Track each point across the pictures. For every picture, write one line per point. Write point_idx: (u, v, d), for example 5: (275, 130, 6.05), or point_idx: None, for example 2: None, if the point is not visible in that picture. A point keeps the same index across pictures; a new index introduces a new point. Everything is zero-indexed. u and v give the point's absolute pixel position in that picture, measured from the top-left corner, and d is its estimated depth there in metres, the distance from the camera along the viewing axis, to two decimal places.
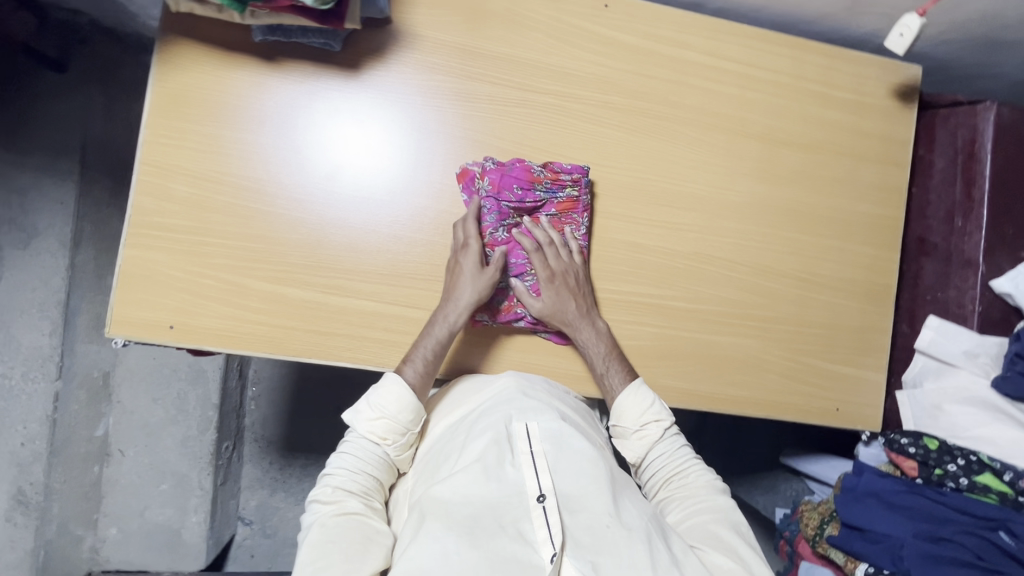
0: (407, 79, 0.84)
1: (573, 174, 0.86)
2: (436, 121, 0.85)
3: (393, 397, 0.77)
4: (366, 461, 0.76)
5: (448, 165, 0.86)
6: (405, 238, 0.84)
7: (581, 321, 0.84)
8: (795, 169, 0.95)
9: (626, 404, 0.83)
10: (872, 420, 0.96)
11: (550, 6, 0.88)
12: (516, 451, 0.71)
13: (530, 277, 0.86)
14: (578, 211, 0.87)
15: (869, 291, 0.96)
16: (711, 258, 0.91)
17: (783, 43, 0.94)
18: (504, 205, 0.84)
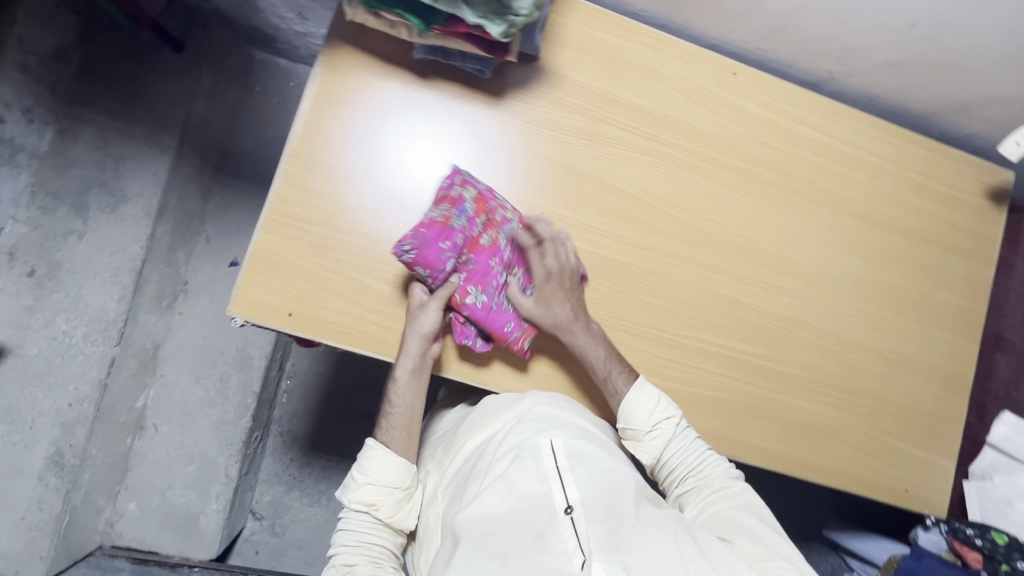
0: (540, 112, 0.88)
1: (456, 184, 0.81)
2: (556, 155, 0.89)
3: (381, 464, 0.79)
4: (366, 529, 0.79)
5: (567, 198, 0.89)
6: None
7: (575, 324, 0.83)
8: (889, 250, 0.98)
9: (635, 406, 0.82)
10: (938, 506, 0.97)
11: (684, 66, 0.93)
12: (544, 468, 0.72)
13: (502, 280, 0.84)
14: (492, 201, 0.83)
15: (945, 378, 0.99)
16: (802, 324, 0.94)
17: (892, 131, 0.99)
18: (449, 265, 0.79)
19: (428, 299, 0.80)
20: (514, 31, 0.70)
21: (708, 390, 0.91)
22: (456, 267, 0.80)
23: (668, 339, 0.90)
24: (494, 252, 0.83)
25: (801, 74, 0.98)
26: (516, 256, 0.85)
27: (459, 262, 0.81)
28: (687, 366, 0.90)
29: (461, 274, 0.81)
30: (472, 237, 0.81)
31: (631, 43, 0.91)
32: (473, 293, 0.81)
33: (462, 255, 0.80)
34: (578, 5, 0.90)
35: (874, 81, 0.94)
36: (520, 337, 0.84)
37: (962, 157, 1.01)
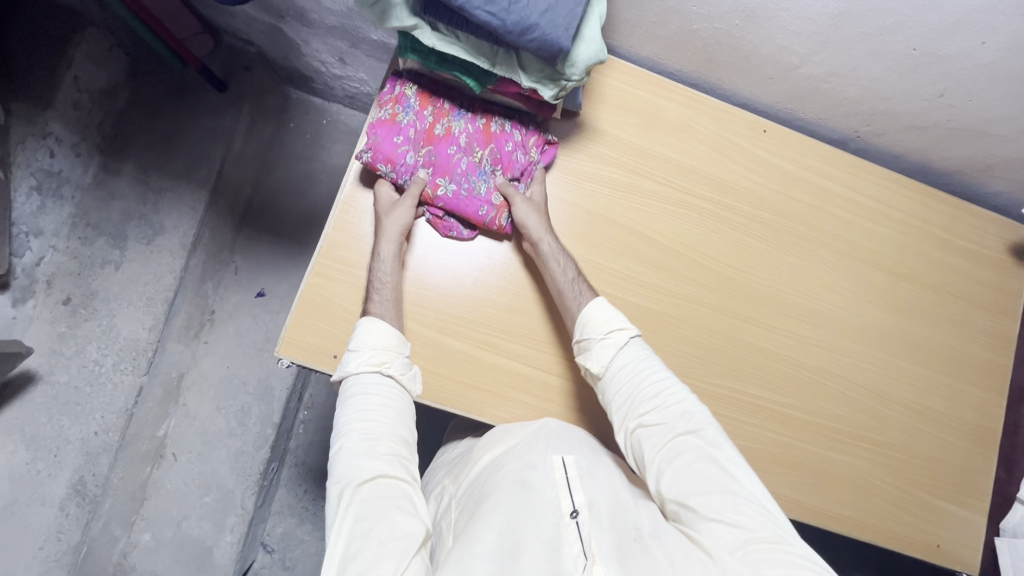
0: (579, 165, 0.92)
1: (395, 87, 0.80)
2: (595, 207, 0.92)
3: (379, 333, 0.76)
4: (380, 398, 0.73)
5: (604, 249, 0.92)
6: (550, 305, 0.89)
7: (542, 233, 0.82)
8: (916, 304, 1.00)
9: (592, 314, 0.80)
10: (970, 561, 0.96)
11: (717, 123, 0.96)
12: (551, 475, 0.73)
13: (467, 161, 0.81)
14: (437, 89, 0.81)
15: (975, 432, 0.99)
16: (833, 376, 0.96)
17: (917, 189, 1.02)
18: (412, 158, 0.79)
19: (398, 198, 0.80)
20: (564, 94, 0.74)
21: (740, 440, 0.91)
22: (419, 162, 0.80)
23: (702, 387, 0.92)
24: (451, 140, 0.81)
25: (828, 133, 1.01)
26: (475, 138, 0.82)
27: (420, 156, 0.80)
28: (720, 416, 0.92)
29: (426, 169, 0.80)
30: (426, 129, 0.80)
31: (667, 101, 0.95)
32: (442, 185, 0.80)
33: (421, 149, 0.80)
34: (618, 65, 0.94)
35: (900, 141, 0.98)
36: (494, 214, 0.82)
37: (984, 214, 1.04)
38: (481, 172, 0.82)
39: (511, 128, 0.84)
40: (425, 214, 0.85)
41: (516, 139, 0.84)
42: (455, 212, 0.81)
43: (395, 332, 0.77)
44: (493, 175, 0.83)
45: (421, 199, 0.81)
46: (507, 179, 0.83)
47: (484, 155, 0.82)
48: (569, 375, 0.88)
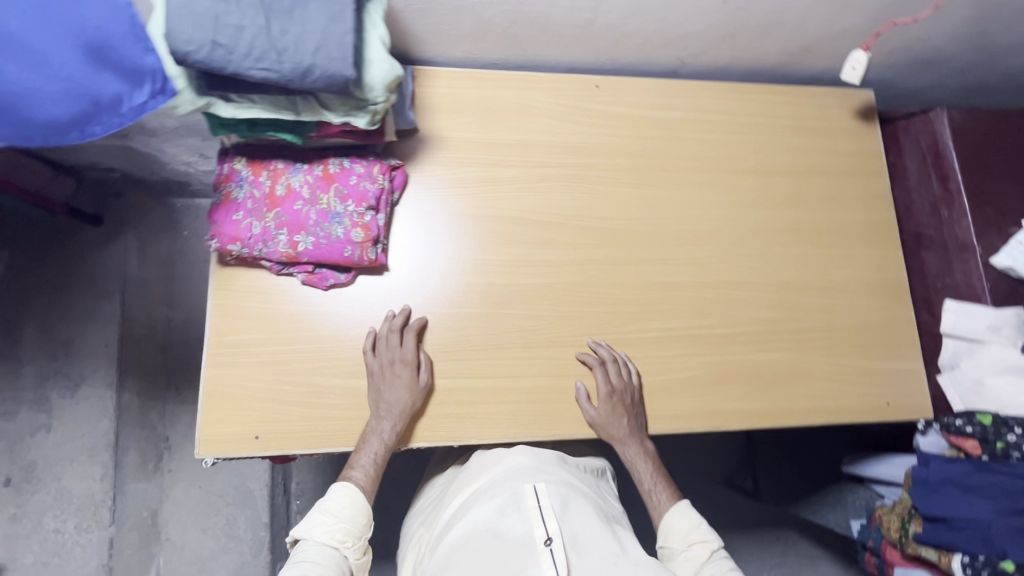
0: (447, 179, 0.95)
1: (226, 166, 0.83)
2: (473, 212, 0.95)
3: (346, 501, 0.81)
4: (326, 564, 0.75)
5: (488, 246, 0.94)
6: (450, 314, 0.91)
7: (628, 438, 0.89)
8: (790, 193, 1.05)
9: (675, 520, 0.87)
10: (921, 406, 1.00)
11: (549, 94, 1.00)
12: (524, 507, 0.74)
13: (314, 209, 0.82)
14: (265, 155, 0.83)
15: (884, 287, 1.04)
16: (738, 284, 0.99)
17: (754, 90, 1.07)
18: (259, 227, 0.81)
19: (400, 380, 0.84)
20: (379, 117, 0.77)
21: (673, 373, 0.94)
22: (269, 227, 0.81)
23: (621, 337, 0.94)
24: (293, 196, 0.82)
25: (656, 67, 1.06)
26: (316, 186, 0.83)
27: (268, 222, 0.81)
28: (647, 359, 0.94)
29: (278, 231, 0.82)
30: (265, 195, 0.82)
31: (496, 91, 0.99)
32: (300, 242, 0.82)
33: (267, 213, 0.81)
34: (438, 73, 0.97)
35: (719, 54, 1.03)
36: (360, 252, 0.83)
37: (823, 92, 1.10)
38: (333, 215, 0.83)
39: (350, 164, 0.85)
40: (297, 274, 0.85)
41: (358, 172, 0.84)
42: (318, 260, 0.82)
43: (361, 508, 0.81)
44: (344, 212, 0.83)
45: (285, 259, 0.83)
46: (361, 211, 0.84)
47: (329, 198, 0.83)
48: (493, 371, 0.90)
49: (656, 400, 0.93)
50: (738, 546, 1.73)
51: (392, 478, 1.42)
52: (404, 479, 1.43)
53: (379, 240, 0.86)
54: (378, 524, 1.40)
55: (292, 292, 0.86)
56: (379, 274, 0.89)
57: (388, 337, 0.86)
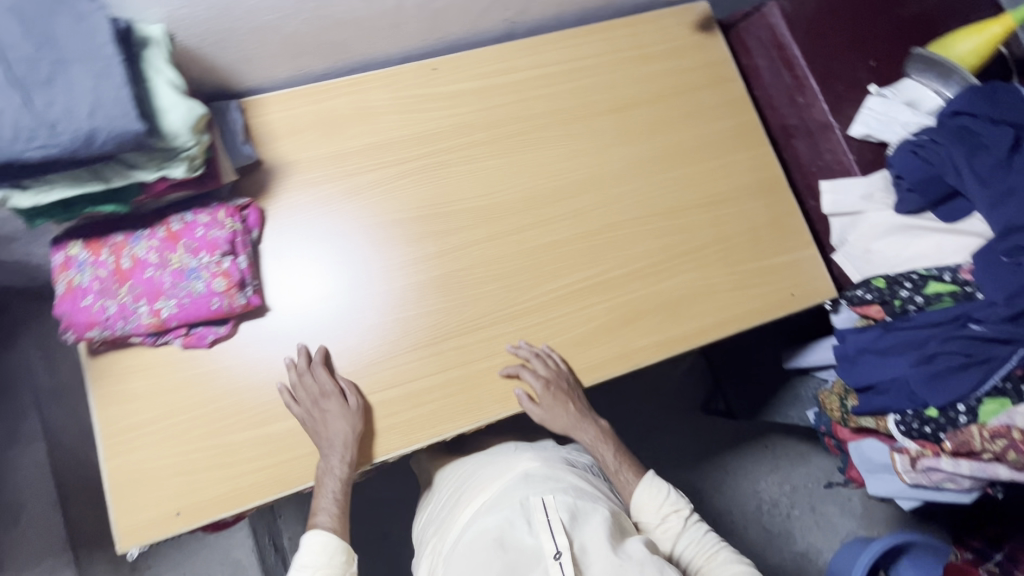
0: (339, 201, 0.94)
1: (61, 254, 0.78)
2: (374, 226, 0.94)
3: (316, 549, 0.82)
4: None
5: (394, 251, 0.94)
6: (367, 331, 0.90)
7: (575, 425, 0.94)
8: (651, 121, 1.05)
9: (644, 498, 0.94)
10: (825, 288, 1.03)
11: (389, 90, 0.98)
12: (533, 521, 0.82)
13: (168, 271, 0.79)
14: (102, 232, 0.80)
15: (763, 185, 1.06)
16: (623, 223, 1.00)
17: (592, 32, 1.07)
18: (115, 305, 0.78)
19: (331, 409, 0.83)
20: (198, 160, 0.75)
21: (581, 327, 0.94)
22: (126, 302, 0.78)
23: (523, 307, 0.94)
24: (142, 265, 0.79)
25: (490, 34, 1.05)
26: (163, 247, 0.80)
27: (122, 298, 0.78)
28: (552, 320, 0.94)
29: (136, 304, 0.78)
30: (111, 272, 0.78)
31: (334, 101, 0.96)
32: (162, 308, 0.79)
33: (119, 289, 0.78)
34: (268, 99, 0.94)
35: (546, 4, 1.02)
36: (228, 301, 0.81)
37: (659, 14, 1.10)
38: (188, 272, 0.80)
39: (192, 217, 0.81)
40: (173, 340, 0.83)
41: (203, 223, 0.81)
42: (188, 320, 0.80)
43: (337, 544, 0.83)
44: (200, 265, 0.80)
45: (153, 329, 0.79)
46: (217, 259, 0.81)
47: (180, 257, 0.80)
48: (403, 377, 0.89)
49: (571, 357, 0.93)
50: (727, 466, 1.78)
51: (375, 504, 1.41)
52: (387, 503, 1.42)
53: (248, 282, 0.84)
54: (373, 553, 1.38)
55: (173, 360, 0.83)
56: (259, 317, 0.87)
57: (303, 380, 0.84)
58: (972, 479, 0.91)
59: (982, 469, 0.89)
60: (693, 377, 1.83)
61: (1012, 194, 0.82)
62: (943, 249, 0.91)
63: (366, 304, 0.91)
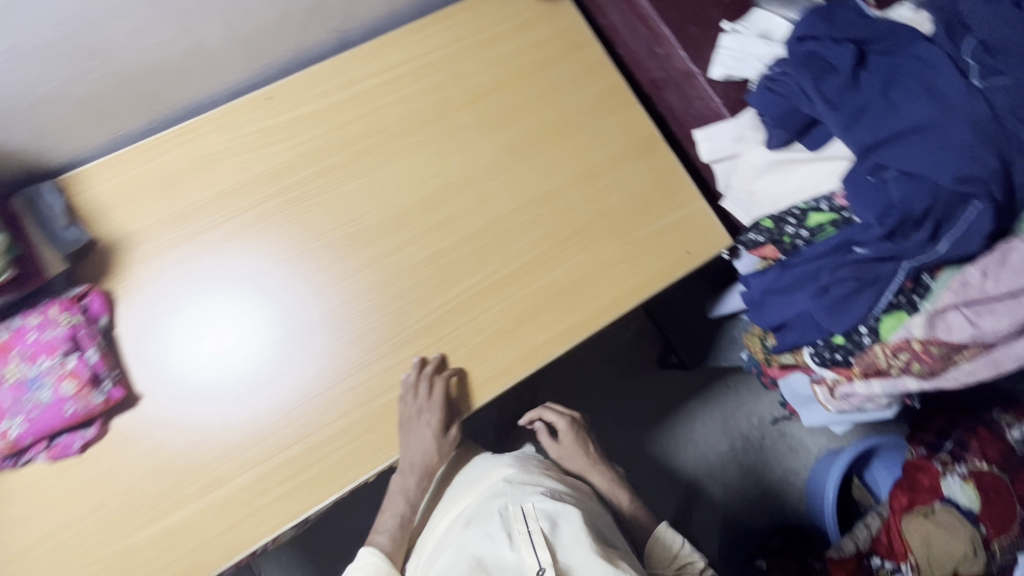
0: (235, 252, 0.89)
1: None
2: (282, 267, 0.89)
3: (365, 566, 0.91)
4: None
5: (309, 288, 0.89)
6: (297, 383, 0.85)
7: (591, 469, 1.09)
8: (512, 106, 1.00)
9: (659, 543, 0.97)
10: (721, 237, 1.01)
11: (223, 132, 0.91)
12: (513, 531, 0.82)
13: (7, 386, 0.74)
14: None
15: (640, 146, 1.02)
16: (502, 219, 0.96)
17: (431, 24, 1.01)
18: None
19: (422, 426, 0.85)
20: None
21: (478, 336, 0.91)
22: None
23: (416, 329, 0.90)
24: None
25: (322, 48, 0.98)
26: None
27: None
28: (448, 336, 0.90)
29: None
30: None
31: (165, 156, 0.89)
32: (10, 426, 0.73)
33: None
34: (92, 171, 0.87)
35: (372, 3, 0.95)
36: (82, 402, 0.75)
37: None
38: (30, 382, 0.74)
39: (22, 323, 0.76)
40: (37, 456, 0.77)
41: (34, 326, 0.76)
42: (43, 432, 0.74)
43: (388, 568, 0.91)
44: (41, 371, 0.74)
45: (6, 451, 0.74)
46: (58, 360, 0.75)
47: (18, 368, 0.74)
48: (299, 433, 0.83)
49: (475, 368, 0.90)
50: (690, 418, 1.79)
51: None
52: None
53: (105, 375, 0.77)
54: None
55: (44, 476, 0.77)
56: (131, 407, 0.81)
57: (417, 389, 0.85)
58: (888, 395, 0.93)
59: (893, 385, 0.90)
60: (641, 343, 1.82)
61: (863, 111, 0.79)
62: (816, 179, 0.90)
63: (245, 365, 0.85)
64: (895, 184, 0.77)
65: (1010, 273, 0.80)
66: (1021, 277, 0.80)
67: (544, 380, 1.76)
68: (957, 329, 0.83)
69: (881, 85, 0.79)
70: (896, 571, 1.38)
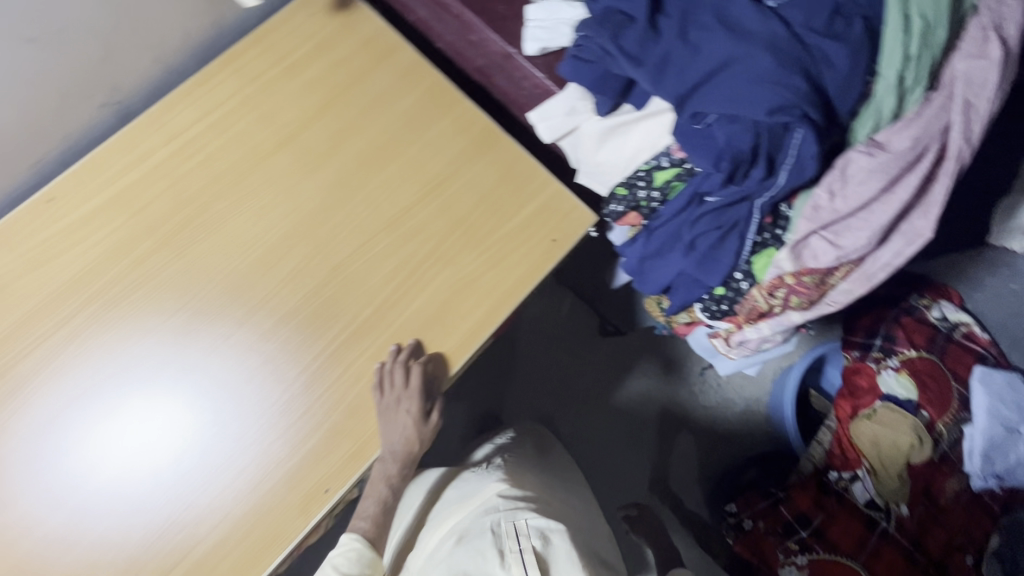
0: (89, 350, 0.81)
1: None
2: (147, 349, 0.82)
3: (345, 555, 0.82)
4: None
5: (183, 365, 0.82)
6: (188, 472, 0.79)
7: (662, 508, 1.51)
8: (330, 136, 0.93)
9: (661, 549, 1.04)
10: (587, 215, 0.95)
11: (11, 250, 0.82)
12: (505, 549, 0.83)
13: None
14: None
15: (478, 142, 0.96)
16: (348, 259, 0.89)
17: (217, 70, 0.92)
18: None
19: (398, 408, 0.83)
20: None
21: (352, 392, 0.85)
22: None
23: (284, 402, 0.83)
24: None
25: (100, 126, 0.88)
26: None
27: None
28: (319, 400, 0.84)
29: None
30: None
31: None
32: None
33: None
34: None
35: (136, 66, 0.85)
36: None
37: (284, 14, 0.95)
38: None
39: None
40: None
41: None
42: None
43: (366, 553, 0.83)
44: None
45: None
46: None
47: None
48: (178, 550, 0.77)
49: (357, 425, 0.84)
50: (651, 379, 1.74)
51: None
52: None
53: None
54: None
55: None
56: None
57: (392, 375, 0.84)
58: (781, 331, 0.93)
59: (779, 322, 0.90)
60: (578, 316, 1.76)
61: (668, 61, 0.74)
62: (652, 137, 0.85)
63: (93, 512, 0.77)
64: (719, 126, 0.72)
65: (855, 186, 0.77)
66: (866, 189, 0.76)
67: (505, 380, 1.71)
68: (823, 255, 0.81)
69: (678, 29, 0.74)
70: (855, 478, 1.41)
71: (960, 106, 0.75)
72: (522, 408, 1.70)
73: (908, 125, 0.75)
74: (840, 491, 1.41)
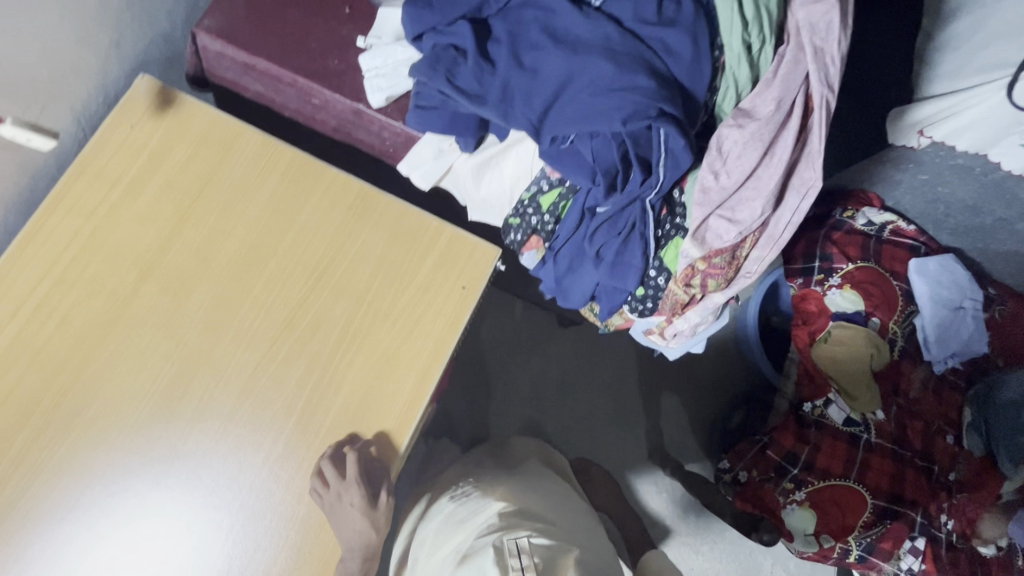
0: None
1: None
2: (55, 549, 0.75)
3: None
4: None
5: (102, 552, 0.76)
6: None
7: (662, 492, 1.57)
8: (195, 251, 0.85)
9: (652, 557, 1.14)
10: (489, 250, 0.90)
11: None
12: (508, 566, 0.81)
13: None
14: None
15: (356, 209, 0.89)
16: (253, 376, 0.83)
17: (48, 216, 0.83)
18: None
19: (340, 499, 0.77)
20: None
21: (299, 510, 0.80)
22: None
23: (230, 544, 0.78)
24: None
25: None
26: None
27: None
28: (269, 529, 0.79)
29: None
30: None
31: None
32: None
33: None
34: None
35: None
36: None
37: (102, 133, 0.86)
38: None
39: None
40: None
41: None
42: None
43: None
44: None
45: None
46: None
47: None
48: None
49: (315, 542, 0.79)
50: (624, 353, 1.72)
51: None
52: None
53: None
54: None
55: None
56: None
57: (329, 471, 0.78)
58: (712, 313, 0.91)
59: (706, 308, 0.88)
60: (532, 315, 1.71)
61: (510, 90, 0.69)
62: (526, 162, 0.82)
63: None
64: (582, 143, 0.70)
65: (734, 160, 0.74)
66: (747, 160, 0.73)
67: (484, 398, 1.65)
68: (726, 235, 0.78)
69: (511, 54, 0.69)
70: (829, 403, 1.42)
71: (813, 55, 0.73)
72: (507, 419, 1.64)
73: (768, 87, 0.73)
74: (818, 419, 1.43)
